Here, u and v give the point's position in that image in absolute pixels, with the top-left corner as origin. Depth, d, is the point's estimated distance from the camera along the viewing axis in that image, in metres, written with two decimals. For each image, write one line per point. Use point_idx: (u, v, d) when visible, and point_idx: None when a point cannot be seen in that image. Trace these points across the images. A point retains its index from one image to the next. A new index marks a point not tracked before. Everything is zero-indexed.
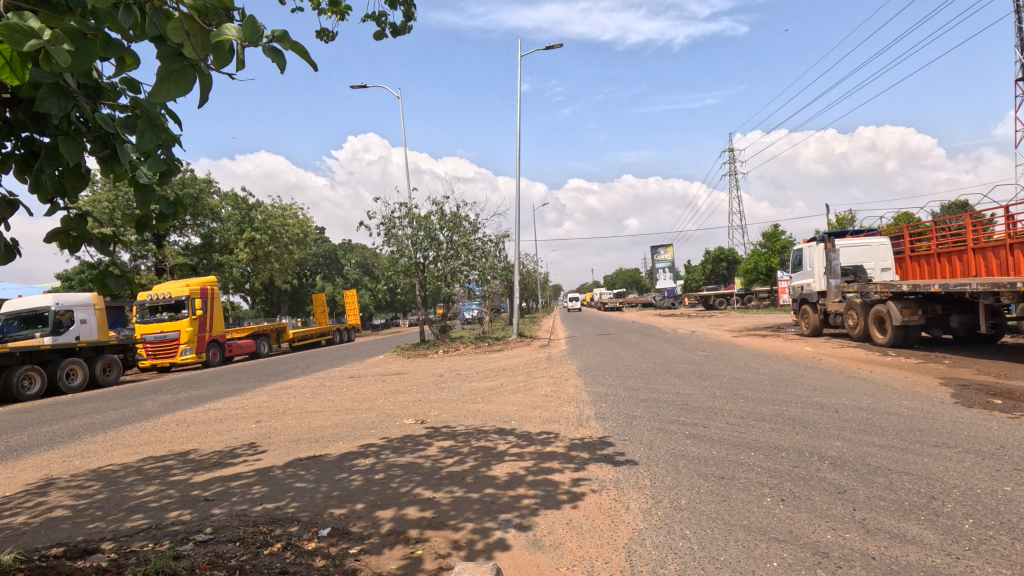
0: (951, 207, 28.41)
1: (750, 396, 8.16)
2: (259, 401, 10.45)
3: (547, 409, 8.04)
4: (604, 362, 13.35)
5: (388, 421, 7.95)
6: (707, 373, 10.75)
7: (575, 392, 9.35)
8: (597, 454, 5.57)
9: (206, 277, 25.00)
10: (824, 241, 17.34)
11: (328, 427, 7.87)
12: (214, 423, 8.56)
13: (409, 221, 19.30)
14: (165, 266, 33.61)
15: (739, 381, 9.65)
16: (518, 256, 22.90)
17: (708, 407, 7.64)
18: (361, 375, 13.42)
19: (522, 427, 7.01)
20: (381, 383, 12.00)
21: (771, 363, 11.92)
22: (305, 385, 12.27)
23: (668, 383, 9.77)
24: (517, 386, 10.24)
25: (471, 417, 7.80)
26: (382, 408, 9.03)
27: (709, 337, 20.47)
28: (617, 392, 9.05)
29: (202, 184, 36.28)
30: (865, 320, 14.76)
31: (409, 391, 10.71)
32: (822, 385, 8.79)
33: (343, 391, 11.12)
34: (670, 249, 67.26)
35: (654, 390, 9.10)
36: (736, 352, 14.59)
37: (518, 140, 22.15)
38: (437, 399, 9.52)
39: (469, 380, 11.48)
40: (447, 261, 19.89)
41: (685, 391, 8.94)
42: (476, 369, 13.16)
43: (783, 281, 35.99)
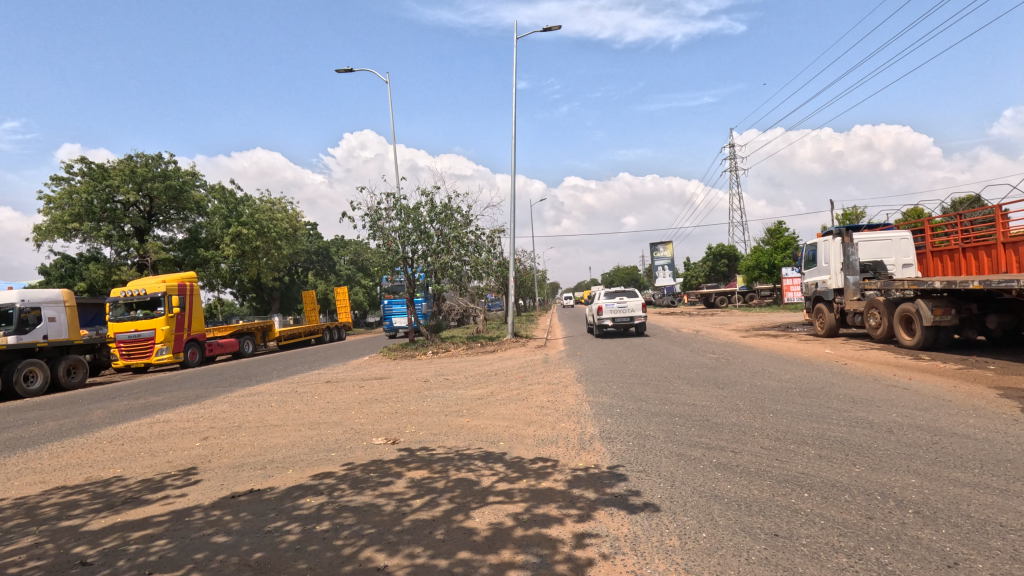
0: (964, 201, 27.29)
1: (780, 411, 6.98)
2: (216, 412, 9.20)
3: (544, 425, 6.84)
4: (606, 366, 12.22)
5: (355, 439, 6.72)
6: (724, 381, 9.60)
7: (576, 403, 8.14)
8: (606, 496, 4.37)
9: (185, 273, 23.69)
10: (841, 235, 16.15)
11: (284, 447, 6.65)
12: (154, 440, 7.32)
13: (397, 213, 18.05)
14: (147, 262, 32.30)
15: (763, 391, 8.46)
16: (512, 252, 21.75)
17: (733, 424, 6.44)
18: (340, 381, 12.23)
19: (512, 450, 5.81)
20: (358, 390, 10.77)
21: (793, 368, 10.73)
22: (273, 392, 11.01)
23: (681, 393, 8.60)
24: (510, 395, 9.05)
25: (452, 436, 6.57)
26: (352, 422, 7.82)
27: (715, 337, 19.28)
28: (624, 404, 7.85)
29: (186, 176, 34.93)
30: (890, 320, 13.65)
31: (387, 399, 9.49)
32: (861, 396, 7.63)
33: (315, 400, 9.89)
34: (669, 246, 66.13)
35: (667, 402, 7.91)
36: (750, 355, 13.42)
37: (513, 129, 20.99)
38: (417, 410, 8.30)
39: (457, 387, 10.27)
40: (437, 255, 18.62)
41: (702, 403, 7.73)
42: (466, 374, 11.93)
43: (788, 278, 34.83)
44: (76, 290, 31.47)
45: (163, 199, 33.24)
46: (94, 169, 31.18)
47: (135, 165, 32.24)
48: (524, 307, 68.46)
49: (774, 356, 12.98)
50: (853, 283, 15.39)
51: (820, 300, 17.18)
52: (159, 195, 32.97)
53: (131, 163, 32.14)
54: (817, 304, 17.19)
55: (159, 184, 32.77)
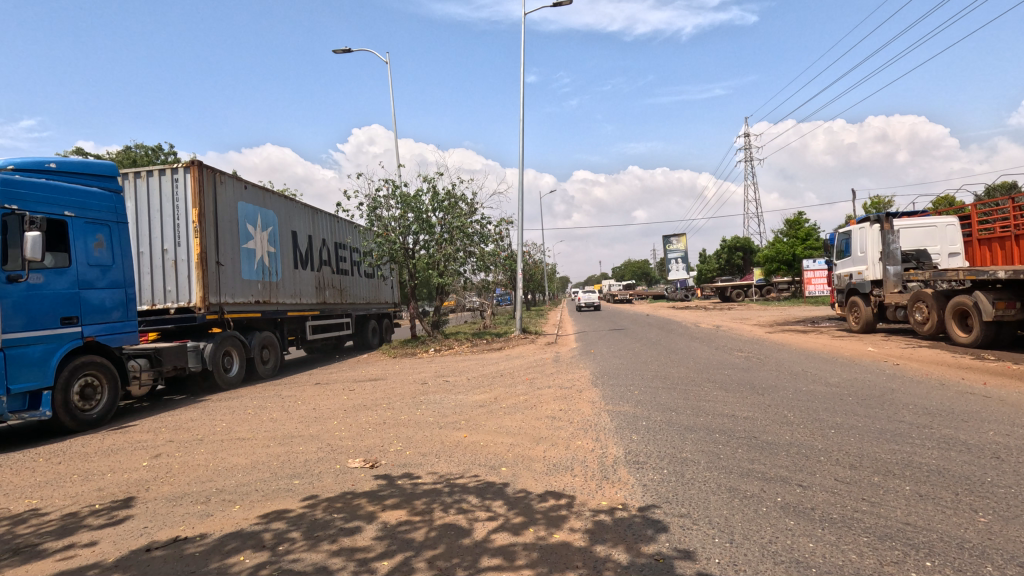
0: (999, 188, 25.70)
1: (846, 427, 5.73)
2: (185, 420, 8.15)
3: (556, 444, 5.65)
4: (624, 366, 10.99)
5: (328, 460, 5.57)
6: (762, 385, 8.34)
7: (593, 414, 6.93)
8: (643, 559, 3.17)
9: None
10: (880, 222, 14.67)
11: (243, 468, 5.53)
12: (97, 458, 6.23)
13: (397, 201, 16.91)
14: None
15: (815, 399, 7.17)
16: (520, 243, 20.57)
17: (793, 445, 5.20)
18: (331, 382, 11.15)
19: (517, 480, 4.65)
20: (347, 394, 9.65)
21: (838, 369, 9.46)
22: (256, 396, 9.96)
23: (716, 401, 7.35)
24: (516, 402, 7.87)
25: (445, 459, 5.38)
26: (331, 435, 6.70)
27: (739, 333, 17.95)
28: (650, 416, 6.63)
29: None
30: (940, 314, 12.29)
31: (378, 406, 8.36)
32: (937, 408, 6.35)
33: (297, 407, 8.78)
34: (683, 238, 64.48)
35: (702, 414, 6.66)
36: (783, 353, 12.15)
37: (523, 111, 19.78)
38: (407, 422, 7.14)
39: (457, 391, 9.11)
40: (440, 246, 17.45)
41: (745, 415, 6.49)
42: (468, 376, 10.76)
43: (810, 271, 33.29)
44: None
45: None
46: None
47: (134, 155, 31.44)
48: (534, 301, 67.31)
49: (811, 354, 11.70)
50: (895, 274, 14.04)
51: (854, 293, 15.79)
52: None
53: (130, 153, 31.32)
54: (851, 297, 15.80)
55: None
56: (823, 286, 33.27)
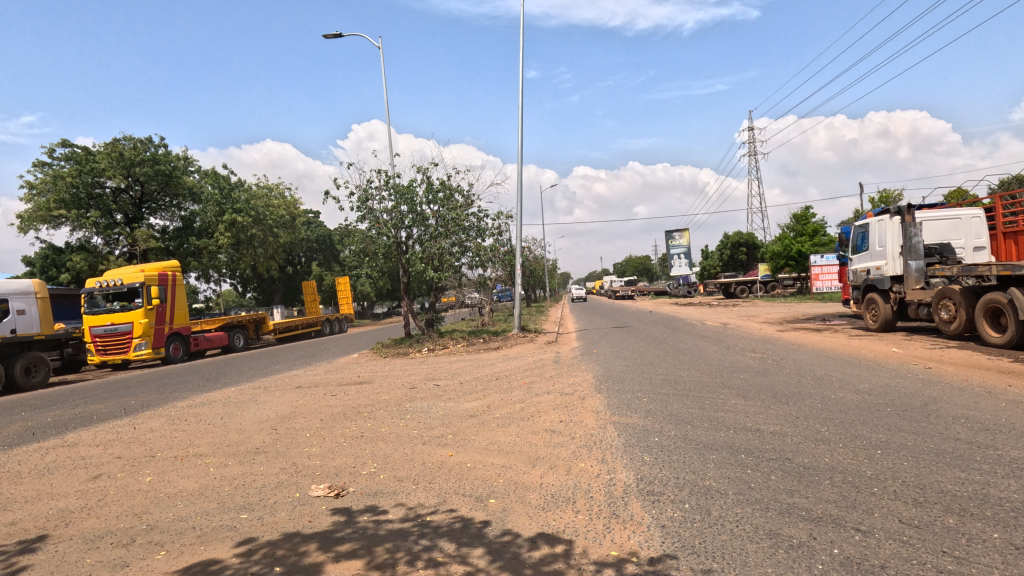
0: (1015, 180, 24.79)
1: (894, 447, 4.90)
2: (145, 431, 7.35)
3: (555, 468, 4.82)
4: (630, 369, 10.14)
5: (286, 487, 4.74)
6: (785, 393, 7.51)
7: (597, 427, 6.11)
8: None
9: (168, 262, 21.97)
10: (900, 214, 13.77)
11: (188, 495, 4.71)
12: (25, 480, 5.41)
13: (390, 193, 16.06)
14: (136, 250, 30.63)
15: (848, 411, 6.34)
16: (520, 238, 19.69)
17: (837, 471, 4.37)
18: (313, 385, 10.38)
19: (508, 517, 3.84)
20: (328, 399, 8.87)
21: (865, 373, 8.64)
22: (230, 400, 9.16)
23: (735, 412, 6.51)
24: (511, 412, 7.03)
25: (423, 486, 4.55)
26: (299, 451, 5.88)
27: (749, 331, 17.15)
28: (663, 431, 5.80)
29: (178, 161, 33.30)
30: (969, 312, 11.47)
31: (358, 415, 7.54)
32: (994, 422, 5.52)
33: (270, 415, 7.99)
34: (685, 233, 63.57)
35: (723, 428, 5.82)
36: (800, 354, 11.33)
37: (521, 99, 18.90)
38: (387, 435, 6.32)
39: (447, 398, 8.28)
40: (435, 240, 16.58)
41: (773, 430, 5.66)
42: (460, 379, 9.94)
43: (817, 266, 32.39)
44: (62, 281, 29.92)
45: (153, 184, 31.60)
46: (78, 153, 29.58)
47: (122, 148, 30.60)
48: (534, 297, 66.39)
49: (830, 356, 10.86)
50: (916, 270, 13.27)
51: (871, 290, 14.93)
52: (148, 181, 31.34)
53: (118, 145, 30.49)
54: (867, 294, 14.95)
55: (147, 169, 31.07)
56: (831, 282, 32.39)
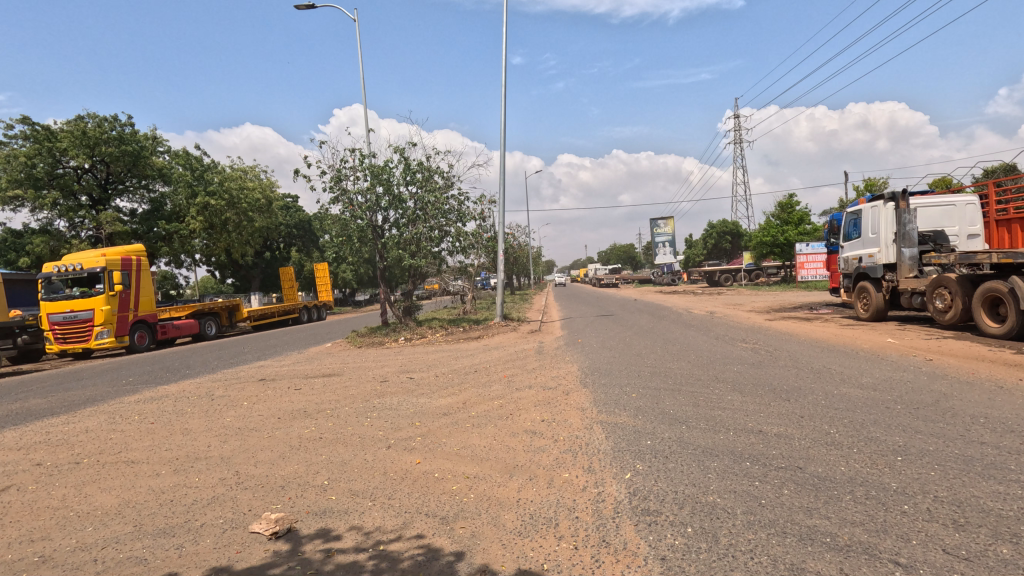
0: (1000, 169, 24.67)
1: (915, 453, 4.36)
2: (78, 431, 6.57)
3: (535, 479, 4.19)
4: (617, 361, 9.55)
5: (221, 503, 4.05)
6: (784, 387, 6.98)
7: (583, 428, 5.51)
8: None
9: (133, 246, 20.85)
10: (894, 199, 13.31)
11: (102, 515, 3.98)
12: None
13: (365, 173, 15.18)
14: (101, 234, 29.26)
15: (856, 409, 5.80)
16: (502, 223, 18.99)
17: (858, 484, 3.81)
18: (279, 378, 9.64)
19: (480, 547, 3.20)
20: (290, 395, 8.13)
21: (865, 366, 8.15)
22: (184, 396, 8.39)
23: (734, 411, 5.92)
24: (488, 410, 6.39)
25: (380, 503, 3.89)
26: (244, 458, 5.15)
27: (737, 321, 16.71)
28: (657, 434, 5.21)
29: (146, 141, 31.80)
30: (965, 301, 11.08)
31: (319, 413, 6.84)
32: (1017, 423, 5.01)
33: (224, 412, 7.24)
34: (670, 221, 63.22)
35: (722, 430, 5.25)
36: (794, 345, 10.86)
37: (504, 77, 18.02)
38: (348, 438, 5.64)
39: (420, 393, 7.61)
40: (413, 224, 15.75)
41: (777, 432, 5.10)
42: (437, 372, 9.27)
43: (803, 255, 32.26)
44: (22, 265, 28.53)
45: (119, 165, 30.12)
46: (38, 131, 28.07)
47: (85, 127, 29.10)
48: (517, 284, 65.72)
49: (825, 347, 10.39)
50: (910, 258, 12.82)
51: (863, 279, 14.53)
52: (113, 161, 29.86)
53: (81, 123, 29.00)
54: (859, 283, 14.56)
55: (113, 148, 29.61)
56: (816, 271, 32.28)
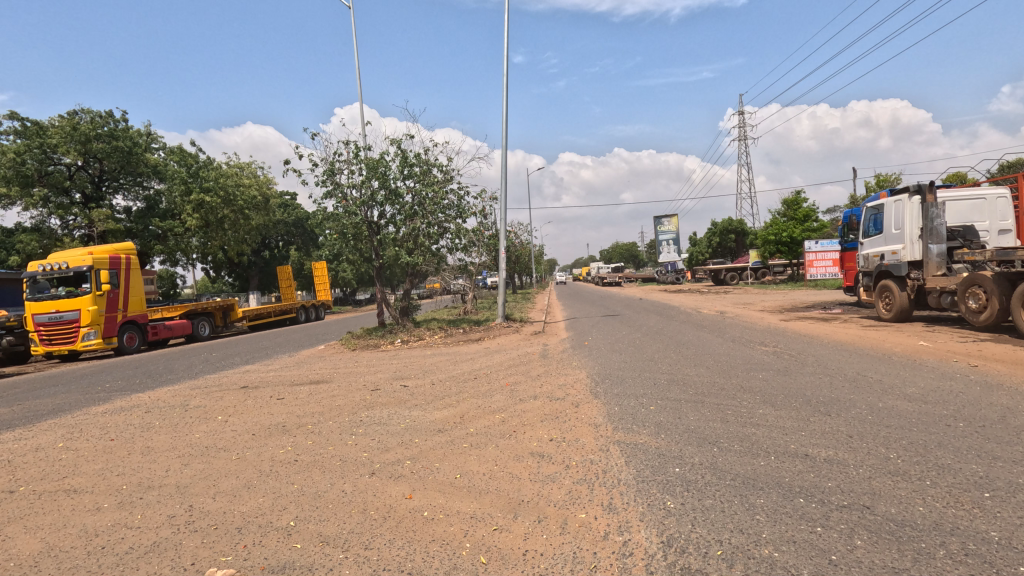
0: (1018, 163, 23.82)
1: (1004, 488, 3.60)
2: (28, 449, 5.84)
3: (545, 521, 3.46)
4: (629, 367, 8.80)
5: (163, 552, 3.32)
6: (821, 399, 6.22)
7: (598, 451, 4.77)
8: None
9: (122, 244, 20.15)
10: (920, 193, 12.54)
11: (15, 568, 3.25)
12: None
13: (360, 166, 14.42)
14: (94, 232, 28.58)
15: (911, 427, 5.04)
16: (503, 219, 18.25)
17: (949, 534, 3.06)
18: (262, 385, 8.91)
19: None
20: (271, 406, 7.40)
21: (905, 373, 7.40)
22: (156, 406, 7.67)
23: (770, 429, 5.17)
24: (489, 427, 5.64)
25: (355, 555, 3.16)
26: (206, 486, 4.42)
27: (751, 321, 15.93)
28: (685, 460, 4.47)
29: (139, 138, 31.12)
30: (1003, 301, 10.28)
31: (299, 428, 6.11)
32: None
33: (194, 426, 6.50)
34: (674, 219, 62.37)
35: (761, 454, 4.51)
36: (817, 348, 10.10)
37: (506, 66, 17.23)
38: (327, 461, 4.90)
39: (413, 405, 6.87)
40: (410, 220, 15.00)
41: (827, 457, 4.35)
42: (433, 379, 8.53)
43: (812, 253, 31.43)
44: (13, 264, 27.88)
45: (112, 161, 29.43)
46: (29, 127, 27.46)
47: (78, 123, 28.45)
48: (519, 284, 64.98)
49: (853, 350, 9.64)
50: (938, 254, 12.11)
51: (885, 277, 13.76)
52: (106, 158, 29.19)
53: (74, 119, 28.35)
54: (881, 282, 13.78)
55: (105, 145, 28.93)
56: (825, 269, 31.49)
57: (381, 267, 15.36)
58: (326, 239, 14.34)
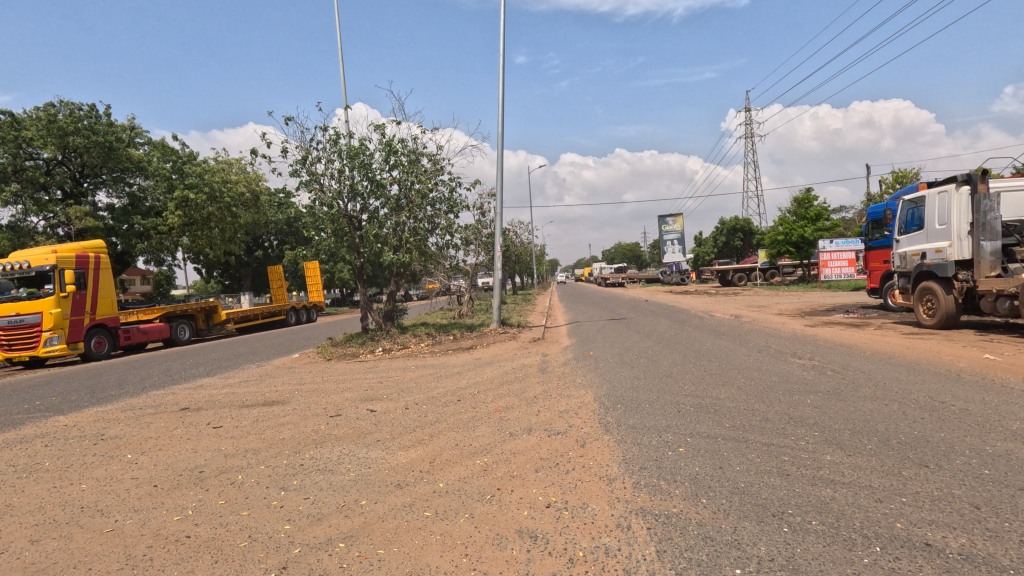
0: None
1: None
2: None
3: None
4: (644, 386, 7.31)
5: None
6: (903, 439, 4.73)
7: (616, 532, 3.29)
8: None
9: (90, 242, 18.77)
10: (970, 183, 11.08)
11: None
12: None
13: (338, 154, 12.95)
14: (71, 230, 27.18)
15: None
16: (500, 215, 16.80)
17: None
18: (207, 408, 7.47)
19: None
20: (201, 437, 5.94)
21: (990, 399, 5.94)
22: (62, 438, 6.18)
23: (854, 492, 3.68)
24: (464, 482, 4.16)
25: None
26: None
27: (772, 327, 14.42)
28: (750, 552, 3.00)
29: (121, 132, 29.75)
30: None
31: (218, 477, 4.64)
32: None
33: (91, 468, 5.05)
34: (678, 218, 60.75)
35: (859, 542, 3.04)
36: (863, 361, 8.62)
37: (502, 46, 15.76)
38: (231, 540, 3.44)
39: (374, 441, 5.40)
40: (396, 215, 13.54)
41: (965, 552, 2.88)
42: (408, 401, 7.04)
43: (826, 253, 29.89)
44: None
45: (92, 156, 28.05)
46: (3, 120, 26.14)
47: (55, 115, 27.09)
48: (521, 285, 63.44)
49: (907, 364, 8.16)
50: (991, 253, 10.68)
51: (926, 279, 12.27)
52: (85, 152, 27.81)
53: (51, 111, 27.01)
54: (921, 284, 12.30)
55: (84, 138, 27.52)
56: (840, 270, 29.95)
57: (364, 266, 13.88)
58: (301, 235, 12.85)
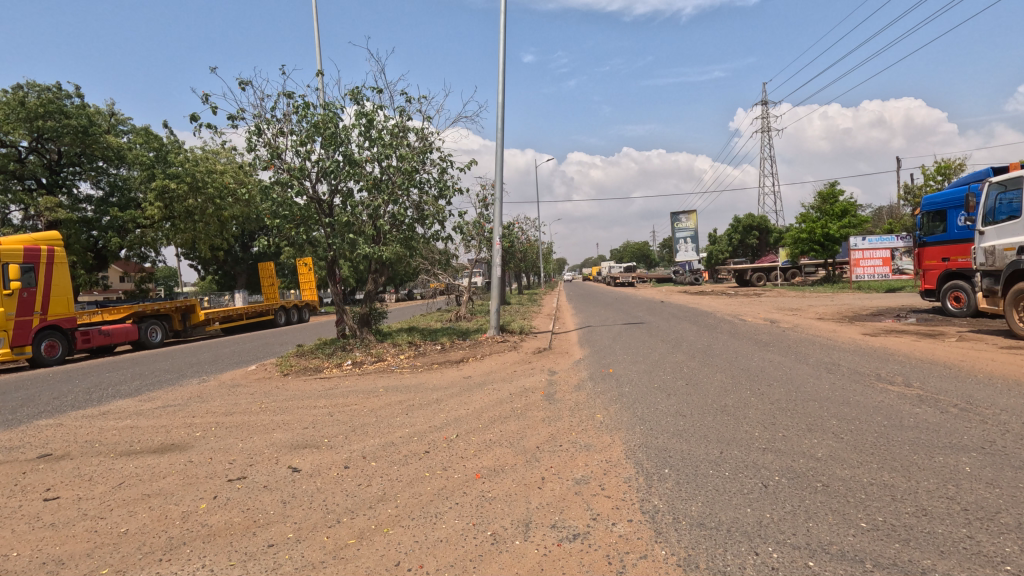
0: None
1: None
2: None
3: None
4: (695, 433, 5.05)
5: None
6: None
7: None
8: None
9: (43, 233, 16.75)
10: None
11: None
12: None
13: (304, 125, 10.77)
14: (41, 220, 25.24)
15: None
16: (499, 201, 14.57)
17: None
18: (76, 455, 5.29)
19: None
20: (14, 519, 3.79)
21: None
22: None
23: None
24: None
25: None
26: None
27: (823, 334, 12.11)
28: None
29: (97, 116, 27.75)
30: None
31: None
32: None
33: None
34: (692, 215, 58.07)
35: None
36: (984, 390, 6.33)
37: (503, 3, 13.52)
38: None
39: (261, 548, 3.19)
40: (373, 198, 11.35)
41: None
42: (351, 454, 4.82)
43: (858, 251, 27.46)
44: None
45: (65, 142, 26.11)
46: None
47: (24, 98, 25.15)
48: (527, 283, 61.01)
49: None
50: None
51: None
52: (58, 138, 25.86)
53: (20, 94, 25.08)
54: (1017, 284, 9.96)
55: (56, 122, 25.53)
56: (874, 269, 27.51)
57: (335, 259, 11.62)
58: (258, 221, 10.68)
